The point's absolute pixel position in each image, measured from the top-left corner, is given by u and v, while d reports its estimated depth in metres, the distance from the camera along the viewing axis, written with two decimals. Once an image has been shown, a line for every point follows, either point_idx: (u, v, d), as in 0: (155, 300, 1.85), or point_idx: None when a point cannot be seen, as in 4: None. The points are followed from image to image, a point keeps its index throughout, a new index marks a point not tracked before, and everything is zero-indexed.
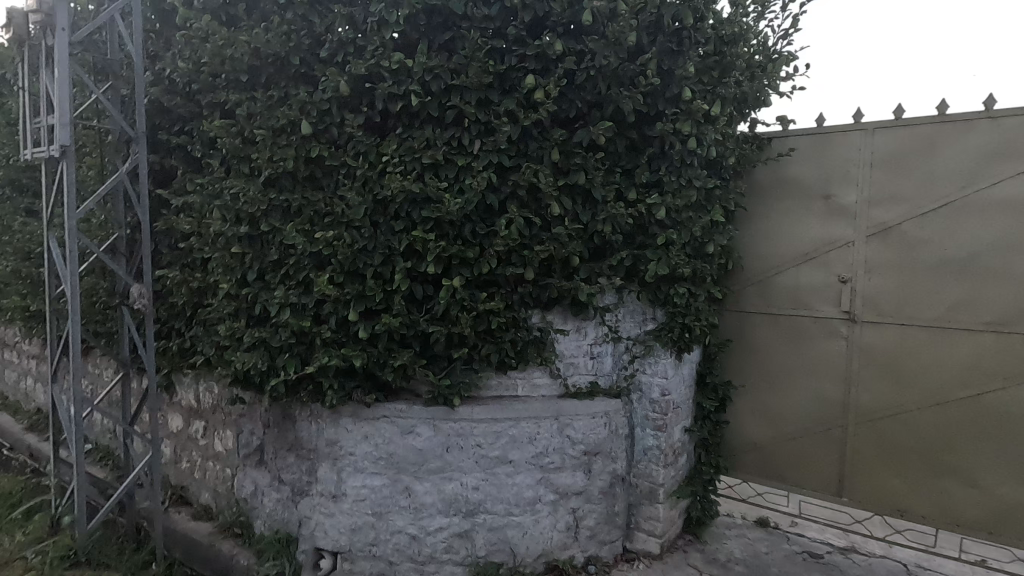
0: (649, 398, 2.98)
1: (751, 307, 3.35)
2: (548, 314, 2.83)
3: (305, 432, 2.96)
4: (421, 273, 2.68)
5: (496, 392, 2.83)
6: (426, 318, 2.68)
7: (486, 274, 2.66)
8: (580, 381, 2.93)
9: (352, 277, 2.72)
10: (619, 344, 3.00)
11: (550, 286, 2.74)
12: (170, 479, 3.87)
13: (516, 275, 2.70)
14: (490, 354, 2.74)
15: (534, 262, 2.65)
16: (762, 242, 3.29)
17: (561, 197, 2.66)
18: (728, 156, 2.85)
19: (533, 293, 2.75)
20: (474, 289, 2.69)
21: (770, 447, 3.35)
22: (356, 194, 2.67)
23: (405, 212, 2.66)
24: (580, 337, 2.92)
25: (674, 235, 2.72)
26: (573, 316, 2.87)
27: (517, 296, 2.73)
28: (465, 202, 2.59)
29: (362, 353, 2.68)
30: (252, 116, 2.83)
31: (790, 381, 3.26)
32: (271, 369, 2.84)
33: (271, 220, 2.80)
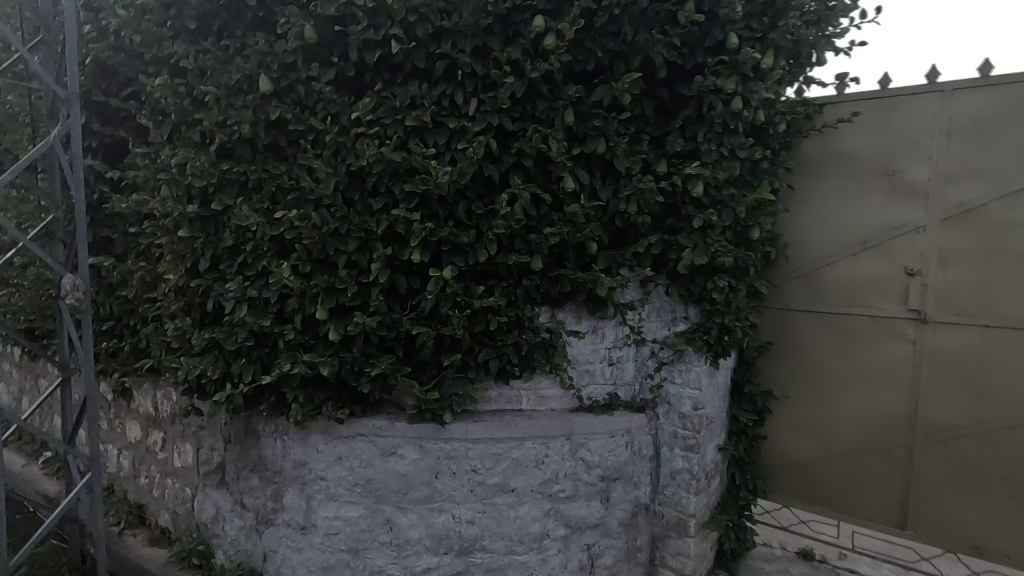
0: (678, 413, 2.51)
1: (795, 305, 2.84)
2: (559, 312, 2.36)
3: (269, 451, 2.50)
4: (404, 262, 2.20)
5: (496, 405, 2.36)
6: (410, 317, 2.20)
7: (484, 263, 2.18)
8: (596, 393, 2.46)
9: (322, 267, 2.25)
10: (643, 349, 2.52)
11: (562, 280, 2.26)
12: (129, 495, 3.43)
13: (520, 265, 2.22)
14: (489, 361, 2.27)
15: (542, 248, 2.16)
16: (810, 227, 2.79)
17: (577, 169, 2.18)
18: (778, 120, 2.34)
19: (541, 287, 2.27)
20: (469, 282, 2.21)
21: (817, 468, 2.86)
22: (325, 165, 2.18)
23: (385, 186, 2.18)
24: (597, 341, 2.45)
25: (713, 216, 2.23)
26: (588, 316, 2.40)
27: (520, 291, 2.24)
28: (458, 174, 2.10)
29: (333, 360, 2.20)
30: (203, 73, 2.35)
31: (843, 393, 2.76)
32: (227, 377, 2.37)
33: (224, 197, 2.32)
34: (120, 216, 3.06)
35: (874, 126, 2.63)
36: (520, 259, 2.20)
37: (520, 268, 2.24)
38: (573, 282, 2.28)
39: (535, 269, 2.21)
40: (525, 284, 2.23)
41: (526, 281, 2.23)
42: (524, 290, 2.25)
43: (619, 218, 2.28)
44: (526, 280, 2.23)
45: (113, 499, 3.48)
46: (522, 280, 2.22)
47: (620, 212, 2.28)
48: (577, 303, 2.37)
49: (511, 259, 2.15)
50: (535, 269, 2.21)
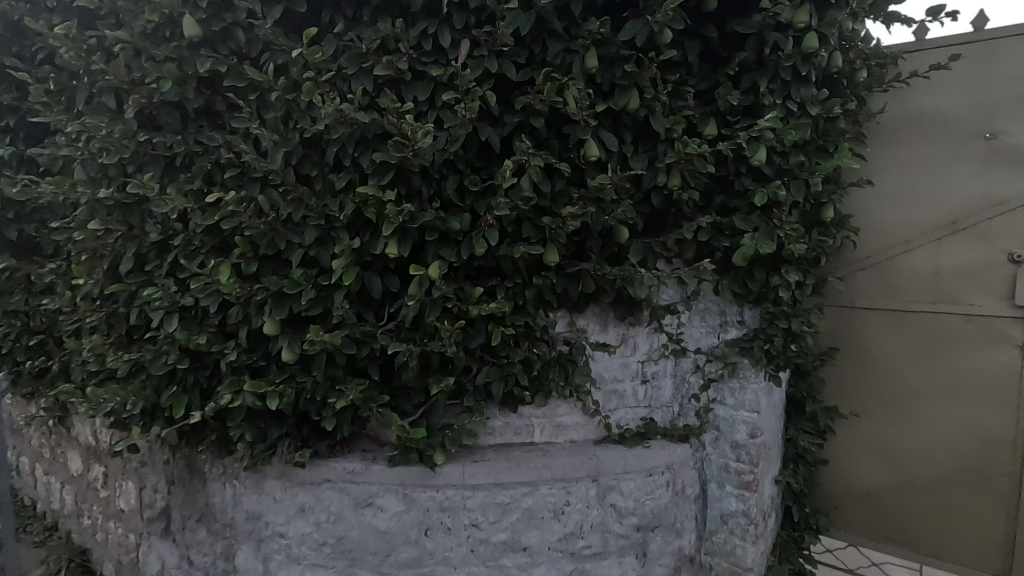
0: (730, 442, 1.99)
1: (864, 302, 2.32)
2: (579, 318, 1.86)
3: (216, 498, 1.98)
4: (378, 258, 1.68)
5: (502, 439, 1.85)
6: (387, 329, 1.69)
7: (481, 257, 1.65)
8: (627, 420, 1.97)
9: (274, 265, 1.74)
10: (683, 362, 2.01)
11: (584, 277, 1.74)
12: (74, 537, 2.92)
13: (530, 259, 1.68)
14: (491, 384, 1.75)
15: (559, 237, 1.63)
16: (884, 207, 2.26)
17: (602, 132, 1.66)
18: (859, 67, 1.81)
19: (557, 287, 1.74)
20: (463, 283, 1.68)
21: (892, 500, 2.35)
22: (270, 131, 1.65)
23: (350, 158, 1.66)
24: (627, 353, 1.94)
25: (781, 190, 1.71)
26: (616, 321, 1.90)
27: (531, 292, 1.70)
28: (445, 140, 1.60)
29: (287, 387, 1.68)
30: (116, 18, 1.81)
31: (926, 410, 2.24)
32: (156, 409, 1.85)
33: (143, 177, 1.78)
34: (44, 209, 2.53)
35: (968, 77, 2.08)
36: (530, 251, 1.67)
37: (531, 262, 1.71)
38: (597, 280, 1.75)
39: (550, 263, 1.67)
40: (537, 283, 1.68)
41: (539, 279, 1.69)
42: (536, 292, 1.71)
43: (656, 196, 1.76)
44: (538, 279, 1.68)
45: (55, 542, 2.96)
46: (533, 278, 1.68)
47: (657, 188, 1.76)
48: (601, 306, 1.87)
49: (517, 250, 1.61)
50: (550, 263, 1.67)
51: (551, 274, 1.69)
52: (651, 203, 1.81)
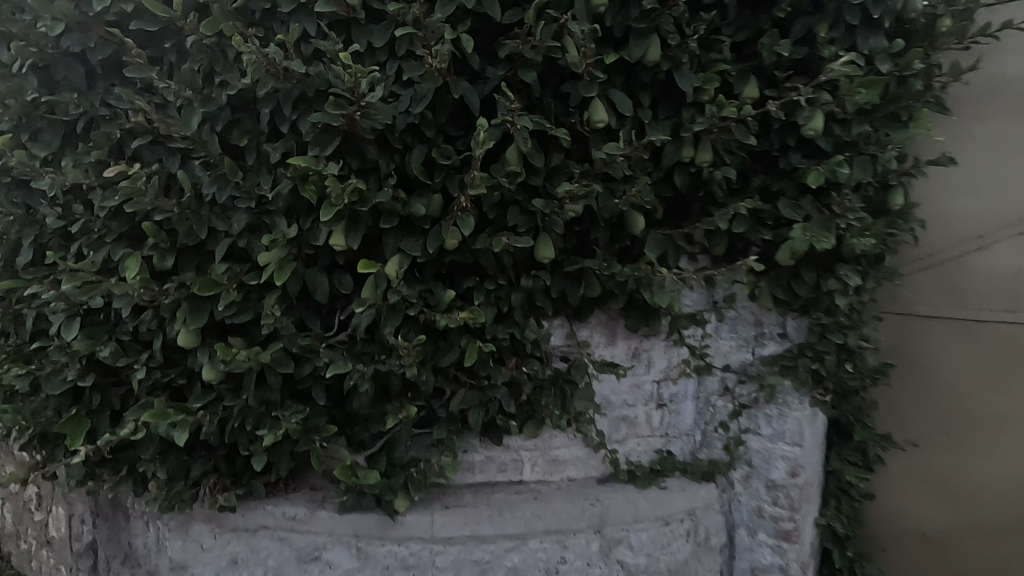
0: (764, 481, 1.62)
1: (926, 310, 1.93)
2: (580, 329, 1.50)
3: (140, 540, 1.64)
4: (324, 251, 1.32)
5: (485, 477, 1.50)
6: (333, 341, 1.33)
7: (454, 251, 1.28)
8: (641, 454, 1.62)
9: (197, 260, 1.38)
10: (710, 379, 1.66)
11: (586, 279, 1.36)
12: (13, 560, 2.60)
13: (517, 254, 1.31)
14: (469, 412, 1.39)
15: (555, 226, 1.26)
16: (959, 195, 1.84)
17: (611, 91, 1.29)
18: (944, 12, 1.41)
19: (553, 290, 1.37)
20: (432, 284, 1.31)
21: (952, 547, 1.97)
22: (184, 86, 1.28)
23: (289, 123, 1.30)
24: (640, 372, 1.60)
25: (844, 167, 1.32)
26: (626, 333, 1.54)
27: (519, 296, 1.32)
28: (409, 99, 1.25)
29: (210, 413, 1.33)
30: None
31: (1000, 442, 1.85)
32: (58, 434, 1.50)
33: (34, 147, 1.41)
34: None
35: None
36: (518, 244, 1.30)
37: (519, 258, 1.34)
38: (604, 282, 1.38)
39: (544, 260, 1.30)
40: (526, 286, 1.31)
41: (529, 281, 1.31)
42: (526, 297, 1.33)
43: (681, 176, 1.39)
44: (528, 280, 1.30)
45: None
46: (522, 278, 1.31)
47: (682, 166, 1.39)
48: (608, 313, 1.51)
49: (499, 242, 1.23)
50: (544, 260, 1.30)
51: (545, 274, 1.31)
52: (673, 185, 1.43)
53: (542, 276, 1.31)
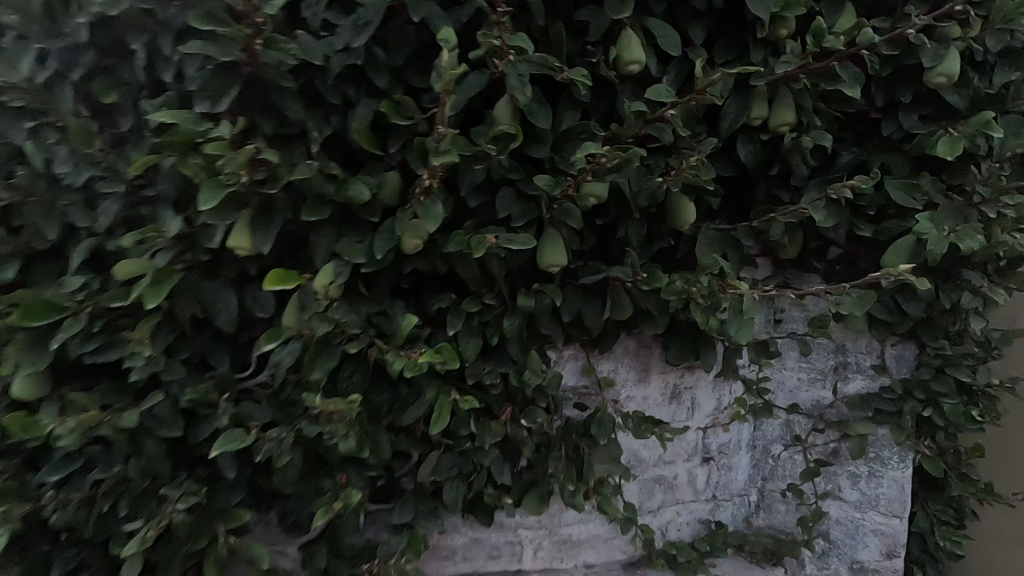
0: (848, 563, 1.20)
1: None
2: (600, 362, 1.08)
3: None
4: (227, 257, 0.90)
5: (472, 567, 1.09)
6: (235, 392, 0.91)
7: (416, 257, 0.86)
8: (681, 524, 1.22)
9: (53, 270, 0.96)
10: (770, 422, 1.26)
11: (612, 295, 0.94)
12: None
13: (510, 258, 0.88)
14: (444, 486, 0.97)
15: (568, 217, 0.84)
16: None
17: (649, 21, 0.87)
18: None
19: (564, 311, 0.94)
20: (388, 305, 0.90)
21: None
22: (12, 12, 0.85)
23: (172, 68, 0.87)
24: (681, 418, 1.18)
25: (997, 129, 0.89)
26: (663, 364, 1.13)
27: (514, 322, 0.89)
28: (346, 31, 0.83)
29: (64, 494, 0.89)
30: None
31: None
32: None
33: None
34: None
35: None
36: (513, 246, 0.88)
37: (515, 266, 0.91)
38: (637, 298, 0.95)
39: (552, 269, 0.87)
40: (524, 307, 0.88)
41: (530, 300, 0.88)
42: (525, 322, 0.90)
43: (747, 146, 0.96)
44: (527, 299, 0.88)
45: None
46: (518, 296, 0.88)
47: (748, 132, 0.96)
48: (639, 339, 1.10)
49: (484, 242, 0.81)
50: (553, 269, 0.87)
51: (553, 288, 0.89)
52: (733, 160, 1.00)
53: (549, 292, 0.88)
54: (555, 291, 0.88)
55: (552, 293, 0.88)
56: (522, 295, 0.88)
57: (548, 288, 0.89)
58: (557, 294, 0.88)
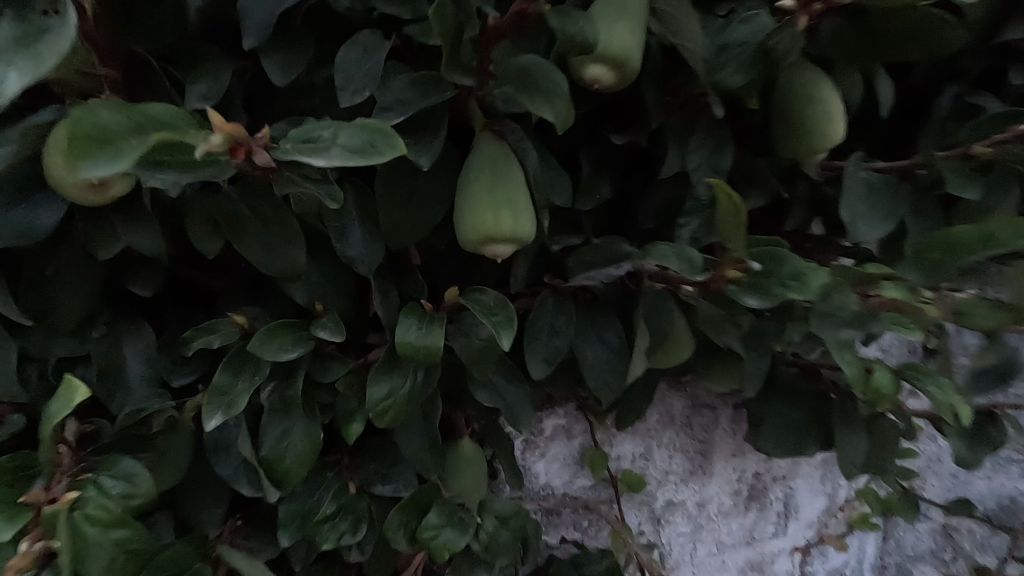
0: None
1: None
2: (612, 443, 0.56)
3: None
4: None
5: None
6: None
7: (132, 216, 0.33)
8: None
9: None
10: (911, 528, 0.72)
11: (651, 317, 0.39)
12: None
13: (393, 228, 0.35)
14: None
15: (544, 82, 0.29)
16: None
17: None
18: None
19: (536, 354, 0.40)
20: (102, 344, 0.36)
21: None
22: None
23: None
24: (768, 535, 0.64)
25: None
26: (735, 440, 0.59)
27: (401, 389, 0.34)
28: None
29: None
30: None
31: None
32: None
33: None
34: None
35: None
36: (399, 196, 0.35)
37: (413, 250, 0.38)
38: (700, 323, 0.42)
39: (497, 253, 0.33)
40: (421, 354, 0.33)
41: (435, 335, 0.33)
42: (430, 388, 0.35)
43: None
44: (427, 332, 0.33)
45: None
46: (404, 315, 0.33)
47: None
48: (690, 395, 0.57)
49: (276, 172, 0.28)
50: (498, 254, 0.33)
51: (499, 301, 0.34)
52: None
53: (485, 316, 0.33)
54: (504, 312, 0.33)
55: (494, 319, 0.33)
56: (418, 319, 0.34)
57: (487, 303, 0.34)
58: (509, 323, 0.33)
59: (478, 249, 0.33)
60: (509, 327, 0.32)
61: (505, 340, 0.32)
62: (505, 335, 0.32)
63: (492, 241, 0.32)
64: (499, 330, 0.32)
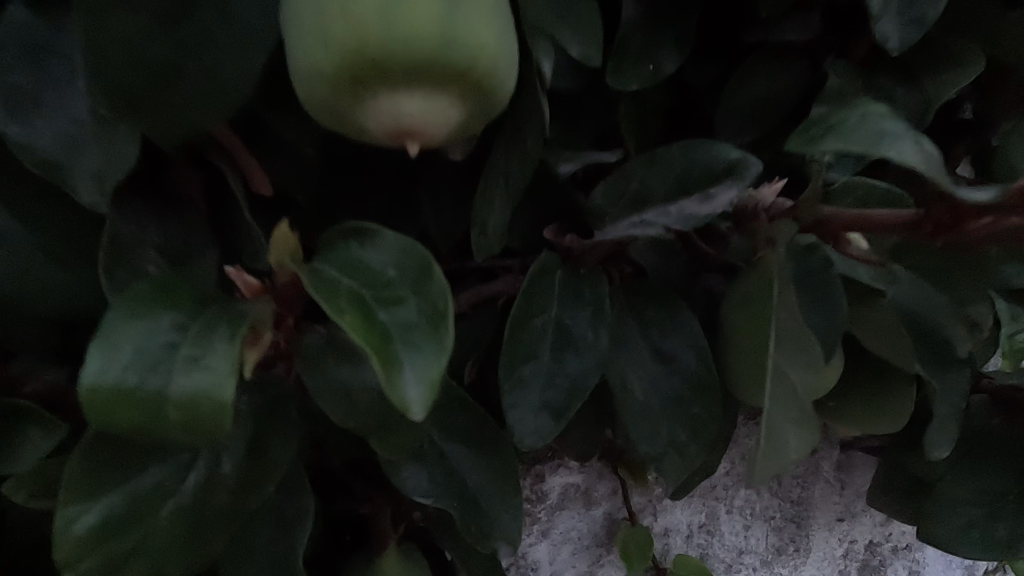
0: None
1: None
2: (657, 512, 0.35)
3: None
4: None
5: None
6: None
7: None
8: None
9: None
10: None
11: (793, 312, 0.18)
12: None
13: (166, 93, 0.14)
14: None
15: None
16: None
17: None
18: None
19: (534, 391, 0.18)
20: None
21: None
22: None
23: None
24: None
25: None
26: (844, 500, 0.38)
27: (183, 500, 0.14)
28: None
29: None
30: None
31: None
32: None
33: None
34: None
35: None
36: (168, 8, 0.14)
37: (245, 160, 0.17)
38: (856, 325, 0.21)
39: (414, 128, 0.12)
40: (179, 423, 0.11)
41: (224, 367, 0.11)
42: (269, 488, 0.15)
43: None
44: (200, 363, 0.11)
45: None
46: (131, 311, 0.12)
47: None
48: None
49: None
50: (417, 126, 0.12)
51: (399, 264, 0.13)
52: None
53: (354, 322, 0.11)
54: (413, 300, 0.12)
55: (384, 327, 0.12)
56: (194, 319, 0.12)
57: (370, 272, 0.13)
58: (428, 337, 0.12)
59: (365, 125, 0.13)
60: (429, 353, 0.11)
61: (417, 402, 0.11)
62: (416, 378, 0.11)
63: (394, 80, 0.12)
64: (401, 363, 0.11)
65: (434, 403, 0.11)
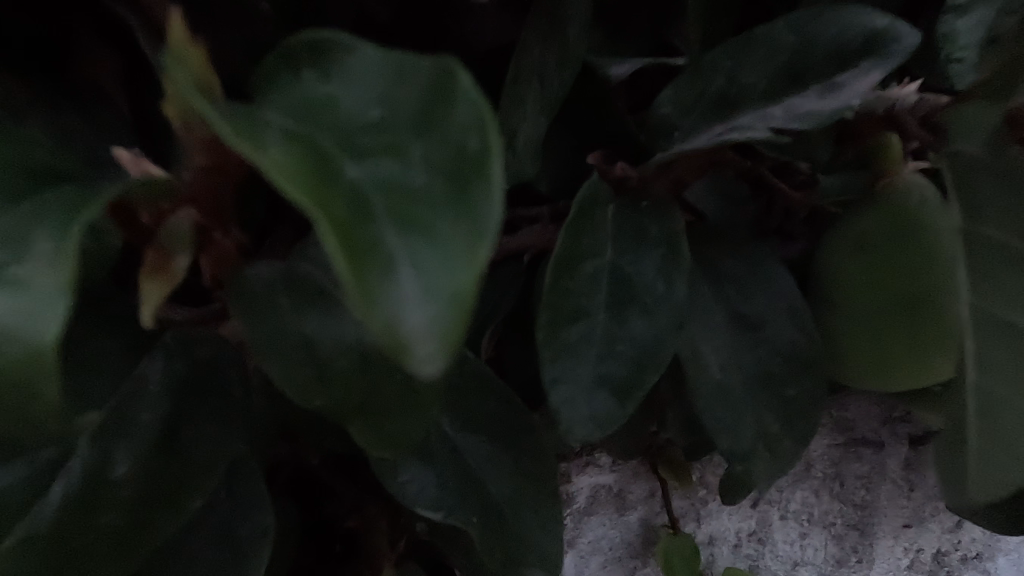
0: None
1: None
2: (701, 517, 0.30)
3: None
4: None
5: None
6: None
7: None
8: None
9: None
10: None
11: None
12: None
13: None
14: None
15: None
16: None
17: None
18: None
19: (585, 363, 0.13)
20: None
21: None
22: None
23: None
24: None
25: None
26: (913, 504, 0.33)
27: (48, 504, 0.11)
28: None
29: None
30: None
31: None
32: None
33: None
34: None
35: None
36: None
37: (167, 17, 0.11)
38: None
39: None
40: None
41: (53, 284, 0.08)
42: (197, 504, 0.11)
43: None
44: (9, 280, 0.08)
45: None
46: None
47: None
48: (841, 425, 0.31)
49: None
50: None
51: (389, 103, 0.08)
52: None
53: (316, 189, 0.07)
54: (417, 154, 0.08)
55: (364, 199, 0.07)
56: (15, 214, 0.09)
57: (342, 123, 0.08)
58: (447, 216, 0.07)
59: None
60: (449, 245, 0.07)
61: (423, 333, 0.07)
62: (421, 289, 0.07)
63: None
64: (394, 261, 0.07)
65: (453, 336, 0.07)
